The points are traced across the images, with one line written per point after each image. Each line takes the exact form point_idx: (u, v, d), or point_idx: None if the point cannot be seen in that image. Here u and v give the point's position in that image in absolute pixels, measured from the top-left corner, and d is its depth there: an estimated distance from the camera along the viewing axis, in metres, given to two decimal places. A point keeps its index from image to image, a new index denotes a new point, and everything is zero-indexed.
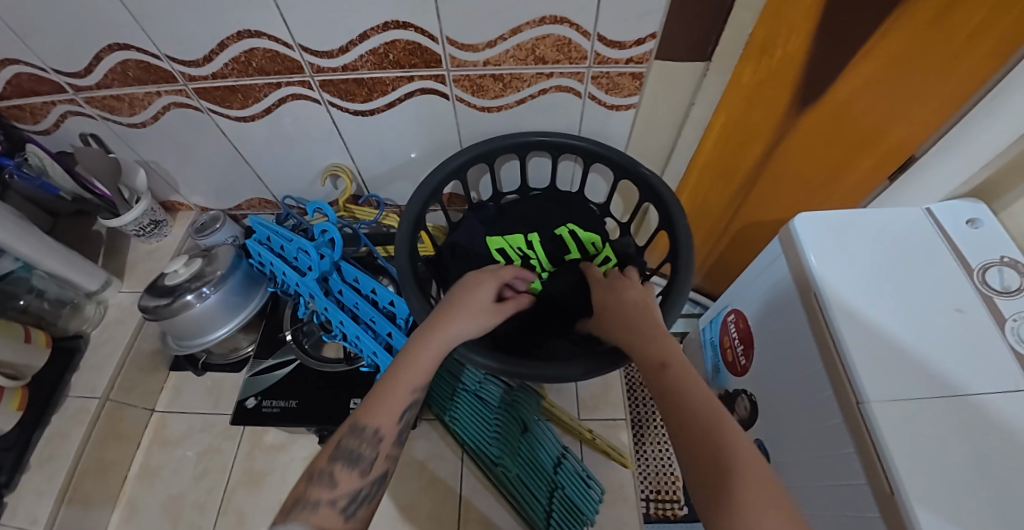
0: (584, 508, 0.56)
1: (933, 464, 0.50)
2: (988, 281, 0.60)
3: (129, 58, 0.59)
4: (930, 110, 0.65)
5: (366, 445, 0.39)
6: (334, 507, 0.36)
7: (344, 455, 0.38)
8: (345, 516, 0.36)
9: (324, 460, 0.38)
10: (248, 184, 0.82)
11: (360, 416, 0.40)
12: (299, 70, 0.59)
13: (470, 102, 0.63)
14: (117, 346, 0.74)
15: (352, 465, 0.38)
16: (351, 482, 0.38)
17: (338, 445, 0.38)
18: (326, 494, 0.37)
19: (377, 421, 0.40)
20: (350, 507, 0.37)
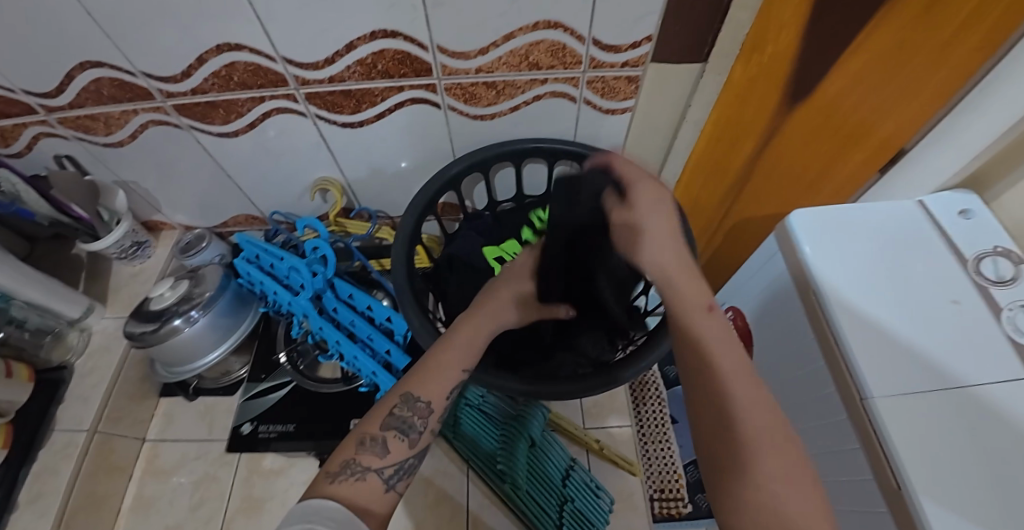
0: (594, 518, 0.56)
1: (941, 459, 0.50)
2: (982, 271, 0.60)
3: (103, 75, 0.56)
4: (917, 107, 0.63)
5: (418, 417, 0.35)
6: (379, 477, 0.31)
7: (395, 423, 0.34)
8: (387, 488, 0.32)
9: (372, 425, 0.34)
10: (234, 200, 0.80)
11: (408, 383, 0.36)
12: (283, 83, 0.57)
13: (463, 111, 0.62)
14: (103, 375, 0.72)
15: (402, 435, 0.34)
16: (399, 454, 0.33)
17: (391, 410, 0.34)
18: (374, 461, 0.32)
19: (430, 393, 0.35)
20: (393, 479, 0.32)
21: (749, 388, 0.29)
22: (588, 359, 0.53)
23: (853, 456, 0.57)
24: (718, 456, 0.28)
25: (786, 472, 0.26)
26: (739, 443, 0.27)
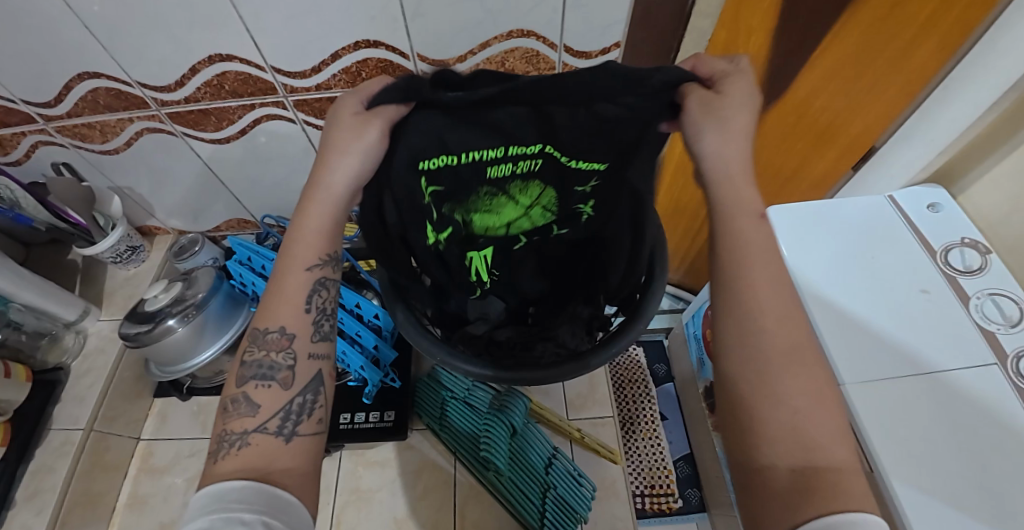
0: (577, 506, 0.58)
1: (917, 441, 0.52)
2: (951, 262, 0.64)
3: (100, 85, 0.59)
4: (890, 99, 0.68)
5: (277, 354, 0.36)
6: (266, 434, 0.34)
7: (254, 374, 0.36)
8: (284, 438, 0.34)
9: (234, 387, 0.36)
10: (224, 204, 0.82)
11: (258, 324, 0.37)
12: (273, 91, 0.59)
13: None
14: (98, 376, 0.74)
15: (267, 382, 0.36)
16: (277, 402, 0.35)
17: (245, 364, 0.36)
18: (250, 423, 0.34)
19: (280, 322, 0.37)
20: (287, 428, 0.35)
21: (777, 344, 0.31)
22: (567, 347, 0.53)
23: None
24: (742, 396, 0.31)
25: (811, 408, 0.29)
26: (764, 387, 0.30)
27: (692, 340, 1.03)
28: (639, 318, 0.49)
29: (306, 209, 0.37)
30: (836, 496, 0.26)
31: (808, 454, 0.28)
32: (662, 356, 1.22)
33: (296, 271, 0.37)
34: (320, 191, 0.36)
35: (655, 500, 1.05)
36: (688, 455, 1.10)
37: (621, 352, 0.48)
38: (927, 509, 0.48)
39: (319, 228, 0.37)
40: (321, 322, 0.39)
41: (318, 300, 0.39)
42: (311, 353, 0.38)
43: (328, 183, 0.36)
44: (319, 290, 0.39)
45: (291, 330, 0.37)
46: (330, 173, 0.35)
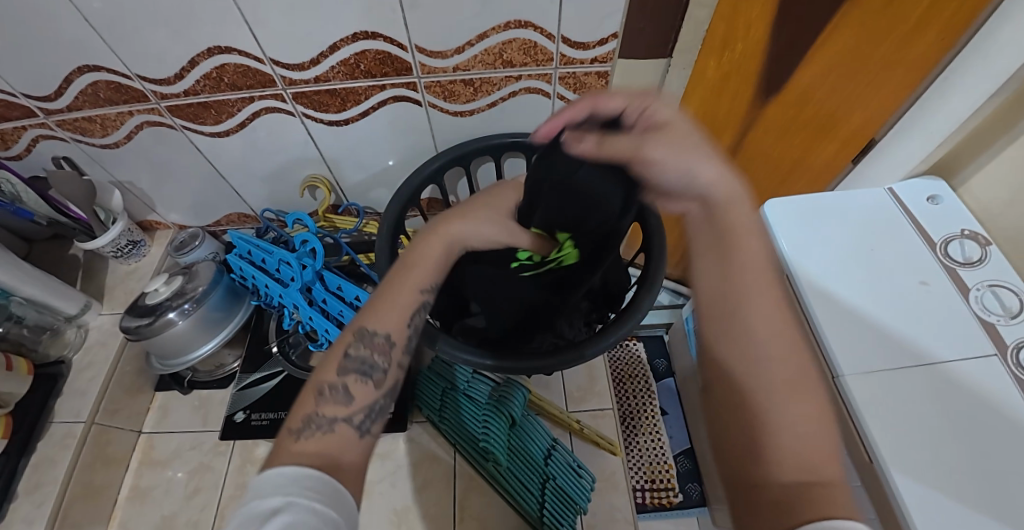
0: (577, 497, 0.58)
1: (910, 439, 0.52)
2: (950, 253, 0.64)
3: (100, 78, 0.59)
4: (889, 94, 0.67)
5: (379, 355, 0.36)
6: (350, 425, 0.33)
7: (355, 367, 0.35)
8: (361, 433, 0.33)
9: (331, 374, 0.34)
10: (224, 199, 0.82)
11: (364, 324, 0.37)
12: (272, 83, 0.59)
13: (444, 107, 0.65)
14: (100, 369, 0.74)
15: (365, 379, 0.35)
16: (366, 396, 0.34)
17: (347, 355, 0.35)
18: (341, 411, 0.33)
19: (387, 327, 0.37)
20: (366, 423, 0.34)
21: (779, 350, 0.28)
22: (563, 339, 0.56)
23: None
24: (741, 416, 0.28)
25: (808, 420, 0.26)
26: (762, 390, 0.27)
27: (691, 336, 1.05)
28: (635, 310, 0.50)
29: (427, 244, 0.43)
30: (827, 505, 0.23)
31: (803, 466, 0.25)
32: (662, 351, 1.22)
33: (410, 290, 0.39)
34: (442, 234, 0.43)
35: (655, 494, 1.04)
36: (688, 450, 1.11)
37: (617, 342, 0.49)
38: (928, 506, 0.48)
39: (435, 263, 0.42)
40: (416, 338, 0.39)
41: (418, 320, 0.39)
42: (403, 362, 0.37)
43: (455, 231, 0.44)
44: (421, 309, 0.40)
45: (395, 336, 0.37)
46: (456, 226, 0.44)
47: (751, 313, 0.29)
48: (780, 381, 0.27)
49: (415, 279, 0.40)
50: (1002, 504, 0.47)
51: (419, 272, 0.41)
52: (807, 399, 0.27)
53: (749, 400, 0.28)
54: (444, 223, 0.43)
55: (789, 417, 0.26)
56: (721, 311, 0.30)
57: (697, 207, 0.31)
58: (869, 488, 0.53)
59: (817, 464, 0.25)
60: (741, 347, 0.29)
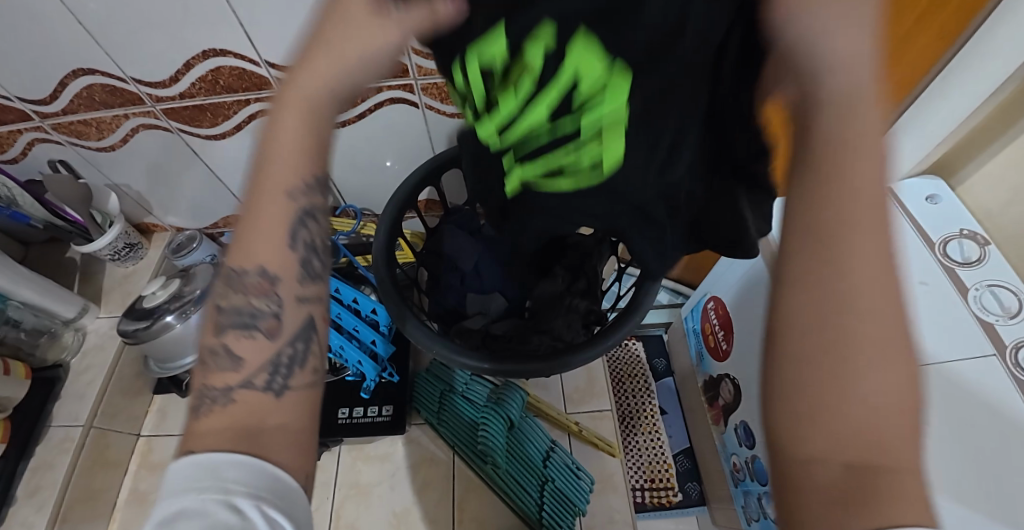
0: (575, 498, 0.58)
1: None
2: (950, 253, 0.64)
3: (95, 81, 0.58)
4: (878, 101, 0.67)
5: (256, 298, 0.28)
6: (253, 388, 0.27)
7: (232, 322, 0.28)
8: (275, 393, 0.27)
9: (210, 336, 0.28)
10: (222, 201, 0.82)
11: (233, 264, 0.29)
12: (267, 86, 0.59)
13: (441, 109, 0.64)
14: (98, 372, 0.74)
15: (250, 331, 0.28)
16: (260, 352, 0.28)
17: (219, 312, 0.28)
18: (233, 377, 0.27)
19: (258, 260, 0.28)
20: (277, 381, 0.27)
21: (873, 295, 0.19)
22: (562, 341, 0.53)
23: None
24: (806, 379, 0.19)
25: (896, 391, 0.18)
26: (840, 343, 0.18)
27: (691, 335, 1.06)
28: (635, 311, 0.50)
29: (278, 114, 0.27)
30: (893, 502, 0.16)
31: (866, 444, 0.17)
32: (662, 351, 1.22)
33: (274, 197, 0.28)
34: (291, 97, 0.27)
35: (655, 493, 1.05)
36: (688, 450, 1.11)
37: (617, 344, 0.49)
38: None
39: (299, 144, 0.28)
40: (312, 260, 0.30)
41: (307, 234, 0.30)
42: (299, 296, 0.29)
43: (303, 91, 0.27)
44: (302, 221, 0.29)
45: (273, 271, 0.28)
46: (308, 73, 0.27)
47: (854, 244, 0.19)
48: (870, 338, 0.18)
49: (282, 176, 0.28)
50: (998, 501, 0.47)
51: (276, 165, 0.28)
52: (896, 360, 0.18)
53: (815, 366, 0.19)
54: (293, 79, 0.27)
55: (865, 393, 0.18)
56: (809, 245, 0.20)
57: (800, 101, 0.21)
58: None
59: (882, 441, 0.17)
60: (825, 295, 0.19)
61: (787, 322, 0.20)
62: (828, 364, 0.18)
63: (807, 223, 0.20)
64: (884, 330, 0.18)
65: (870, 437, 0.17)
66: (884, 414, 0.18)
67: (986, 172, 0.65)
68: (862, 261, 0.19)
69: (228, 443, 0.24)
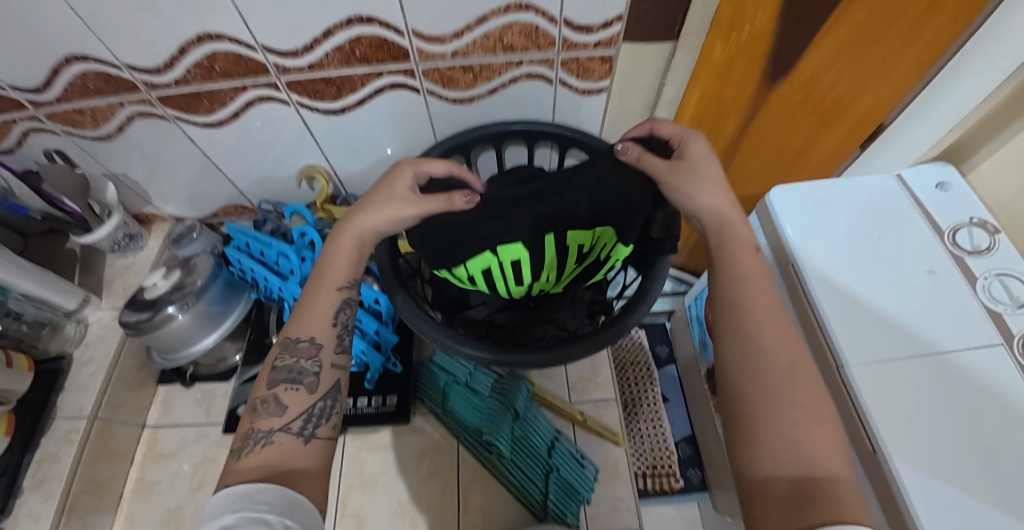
0: (580, 486, 0.58)
1: (919, 431, 0.51)
2: (959, 242, 0.63)
3: (89, 68, 0.57)
4: (898, 76, 0.65)
5: (305, 361, 0.41)
6: (289, 432, 0.37)
7: (283, 376, 0.40)
8: (305, 438, 0.37)
9: (265, 389, 0.40)
10: (222, 190, 0.82)
11: (291, 334, 0.42)
12: (264, 71, 0.57)
13: (442, 94, 0.63)
14: (100, 364, 0.74)
15: (296, 384, 0.40)
16: (302, 402, 0.39)
17: (274, 368, 0.40)
18: (277, 422, 0.37)
19: (311, 331, 0.42)
20: (307, 428, 0.38)
21: (781, 362, 0.35)
22: (567, 329, 0.54)
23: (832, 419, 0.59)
24: (754, 424, 0.33)
25: (811, 418, 0.32)
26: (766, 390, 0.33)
27: (694, 323, 1.06)
28: (645, 300, 0.49)
29: (340, 243, 0.45)
30: (831, 505, 0.27)
31: (804, 463, 0.30)
32: (663, 338, 1.22)
33: (329, 290, 0.44)
34: (352, 231, 0.45)
35: (658, 479, 1.05)
36: (689, 437, 1.12)
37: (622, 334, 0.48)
38: (929, 495, 0.48)
39: (352, 261, 0.45)
40: (344, 337, 0.44)
41: (344, 317, 0.45)
42: (333, 363, 0.42)
43: (364, 226, 0.45)
44: (344, 308, 0.45)
45: (320, 339, 0.42)
46: (366, 219, 0.45)
47: (761, 340, 0.36)
48: (779, 380, 0.34)
49: (336, 275, 0.45)
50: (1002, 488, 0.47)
51: (335, 271, 0.44)
52: (803, 393, 0.33)
53: (755, 413, 0.33)
54: (353, 221, 0.45)
55: (792, 424, 0.31)
56: (735, 338, 0.37)
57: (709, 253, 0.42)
58: (874, 480, 0.53)
59: (817, 459, 0.30)
60: (752, 367, 0.35)
61: (737, 391, 0.35)
62: (764, 411, 0.33)
63: (734, 331, 0.37)
64: (790, 382, 0.34)
65: (806, 457, 0.30)
66: (805, 435, 0.31)
67: (1001, 159, 0.64)
68: (764, 348, 0.35)
69: (261, 475, 0.33)
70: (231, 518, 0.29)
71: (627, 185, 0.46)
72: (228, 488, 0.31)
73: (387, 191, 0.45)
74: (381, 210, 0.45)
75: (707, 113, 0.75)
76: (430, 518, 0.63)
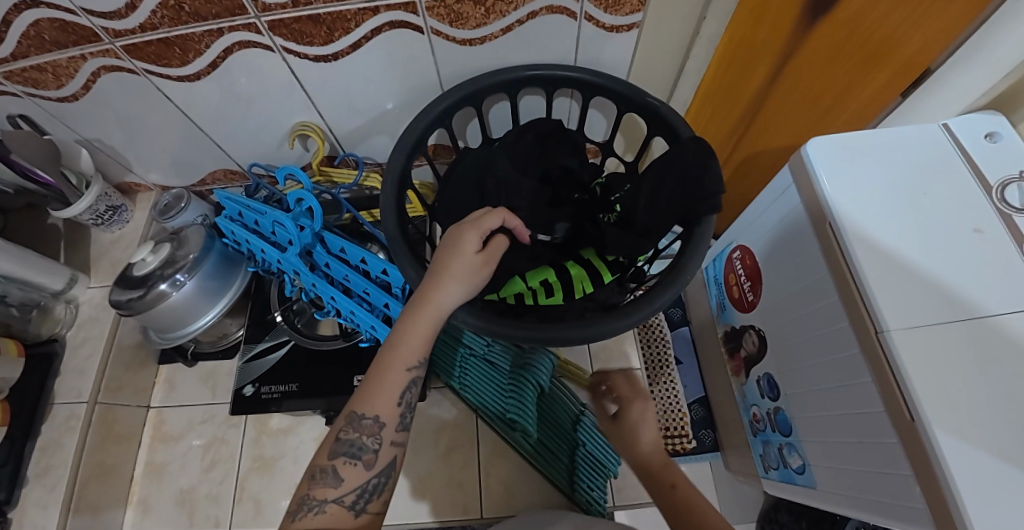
0: (608, 462, 0.60)
1: (967, 408, 0.48)
2: (1007, 198, 0.58)
3: (41, 16, 0.49)
4: (954, 16, 0.55)
5: (367, 436, 0.36)
6: (341, 504, 0.34)
7: (344, 450, 0.35)
8: (356, 512, 0.34)
9: (324, 457, 0.36)
10: (208, 154, 0.75)
11: (355, 407, 0.37)
12: (242, 10, 0.49)
13: (449, 34, 0.55)
14: (95, 346, 0.70)
15: (354, 460, 0.35)
16: (358, 478, 0.35)
17: (337, 439, 0.36)
18: (331, 492, 0.34)
19: (376, 409, 0.37)
20: (360, 502, 0.35)
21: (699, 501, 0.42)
22: (596, 301, 0.51)
23: (865, 388, 0.57)
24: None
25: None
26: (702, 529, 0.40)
27: (711, 284, 1.02)
28: (685, 269, 0.45)
29: (414, 324, 0.39)
30: None
31: None
32: (676, 300, 1.19)
33: (400, 371, 0.38)
34: (430, 310, 0.40)
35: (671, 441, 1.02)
36: (703, 399, 1.09)
37: (659, 310, 0.43)
38: (980, 473, 0.45)
39: (427, 340, 0.39)
40: (407, 415, 0.38)
41: (409, 395, 0.39)
42: (394, 440, 0.37)
43: (441, 302, 0.40)
44: (412, 386, 0.39)
45: (384, 418, 0.37)
46: (443, 296, 0.40)
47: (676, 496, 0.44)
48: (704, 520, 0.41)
49: (404, 359, 0.38)
50: None
51: (407, 349, 0.38)
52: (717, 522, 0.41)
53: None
54: (429, 297, 0.40)
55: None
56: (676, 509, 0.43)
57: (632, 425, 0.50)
58: (911, 457, 0.50)
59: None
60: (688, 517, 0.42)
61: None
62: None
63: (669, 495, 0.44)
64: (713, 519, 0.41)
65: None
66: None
67: None
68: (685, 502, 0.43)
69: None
70: None
71: (676, 213, 0.46)
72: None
73: (462, 258, 0.41)
74: (460, 283, 0.41)
75: (734, 60, 0.68)
76: (449, 493, 0.64)
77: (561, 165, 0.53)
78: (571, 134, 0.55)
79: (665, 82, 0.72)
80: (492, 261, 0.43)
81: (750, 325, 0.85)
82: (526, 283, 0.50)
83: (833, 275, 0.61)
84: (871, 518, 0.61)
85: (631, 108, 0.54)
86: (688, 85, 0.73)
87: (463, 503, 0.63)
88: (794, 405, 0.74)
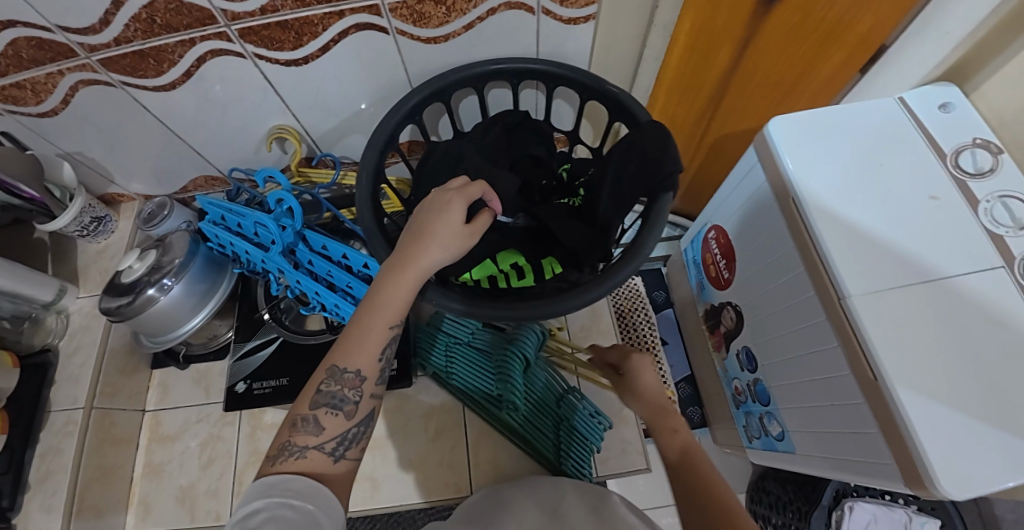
0: (591, 436, 0.64)
1: (925, 365, 0.51)
2: (961, 164, 0.61)
3: (18, 35, 0.50)
4: None
5: (348, 389, 0.38)
6: (322, 451, 0.36)
7: (325, 401, 0.38)
8: (335, 458, 0.36)
9: (305, 407, 0.38)
10: (188, 162, 0.76)
11: (336, 359, 0.39)
12: (211, 20, 0.50)
13: (413, 34, 0.57)
14: (88, 355, 0.72)
15: (336, 410, 0.38)
16: (338, 427, 0.37)
17: (318, 391, 0.38)
18: (312, 439, 0.36)
19: (357, 364, 0.39)
20: (339, 449, 0.37)
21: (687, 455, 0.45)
22: (567, 281, 0.52)
23: (831, 352, 0.60)
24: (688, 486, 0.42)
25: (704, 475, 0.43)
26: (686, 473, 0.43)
27: (690, 266, 1.05)
28: (646, 240, 0.48)
29: (396, 280, 0.41)
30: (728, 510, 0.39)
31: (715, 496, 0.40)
32: (660, 283, 1.23)
33: (382, 328, 0.40)
34: (413, 269, 0.41)
35: None
36: (689, 376, 1.14)
37: (623, 280, 0.46)
38: (937, 422, 0.49)
39: (407, 297, 0.41)
40: (385, 369, 0.41)
41: (389, 352, 0.42)
42: (374, 393, 0.40)
43: (425, 266, 0.42)
44: (392, 343, 0.41)
45: (365, 372, 0.39)
46: (429, 258, 0.41)
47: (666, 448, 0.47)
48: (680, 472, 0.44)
49: (384, 317, 0.40)
50: (1001, 404, 0.48)
51: (387, 310, 0.40)
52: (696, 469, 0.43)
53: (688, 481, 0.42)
54: (415, 258, 0.41)
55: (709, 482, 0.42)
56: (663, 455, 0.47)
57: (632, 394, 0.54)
58: (875, 411, 0.54)
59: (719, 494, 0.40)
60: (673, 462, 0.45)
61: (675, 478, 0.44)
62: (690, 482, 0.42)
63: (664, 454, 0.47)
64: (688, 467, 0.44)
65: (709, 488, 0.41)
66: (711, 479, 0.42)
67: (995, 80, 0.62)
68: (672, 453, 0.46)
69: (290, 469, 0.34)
70: (262, 504, 0.30)
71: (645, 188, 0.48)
72: (256, 481, 0.33)
73: (449, 224, 0.42)
74: (446, 247, 0.42)
75: (696, 50, 0.70)
76: (442, 474, 0.67)
77: (529, 154, 0.56)
78: (538, 123, 0.58)
79: (630, 70, 0.75)
80: (475, 234, 0.45)
81: (727, 301, 0.88)
82: (498, 266, 0.54)
83: (795, 235, 0.64)
84: (843, 475, 0.65)
85: (594, 97, 0.57)
86: (654, 75, 0.76)
87: (454, 480, 0.66)
88: (771, 373, 0.77)
